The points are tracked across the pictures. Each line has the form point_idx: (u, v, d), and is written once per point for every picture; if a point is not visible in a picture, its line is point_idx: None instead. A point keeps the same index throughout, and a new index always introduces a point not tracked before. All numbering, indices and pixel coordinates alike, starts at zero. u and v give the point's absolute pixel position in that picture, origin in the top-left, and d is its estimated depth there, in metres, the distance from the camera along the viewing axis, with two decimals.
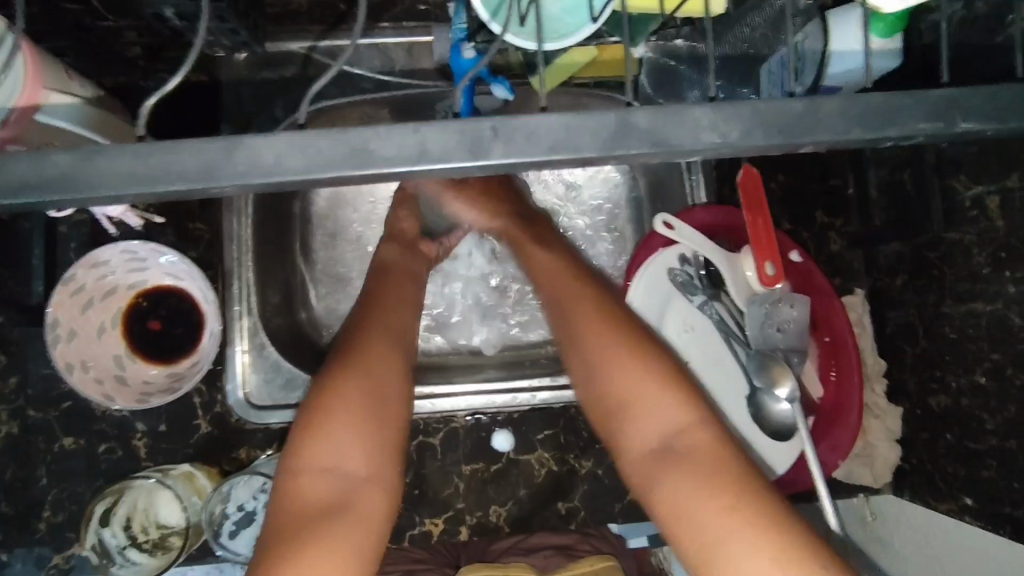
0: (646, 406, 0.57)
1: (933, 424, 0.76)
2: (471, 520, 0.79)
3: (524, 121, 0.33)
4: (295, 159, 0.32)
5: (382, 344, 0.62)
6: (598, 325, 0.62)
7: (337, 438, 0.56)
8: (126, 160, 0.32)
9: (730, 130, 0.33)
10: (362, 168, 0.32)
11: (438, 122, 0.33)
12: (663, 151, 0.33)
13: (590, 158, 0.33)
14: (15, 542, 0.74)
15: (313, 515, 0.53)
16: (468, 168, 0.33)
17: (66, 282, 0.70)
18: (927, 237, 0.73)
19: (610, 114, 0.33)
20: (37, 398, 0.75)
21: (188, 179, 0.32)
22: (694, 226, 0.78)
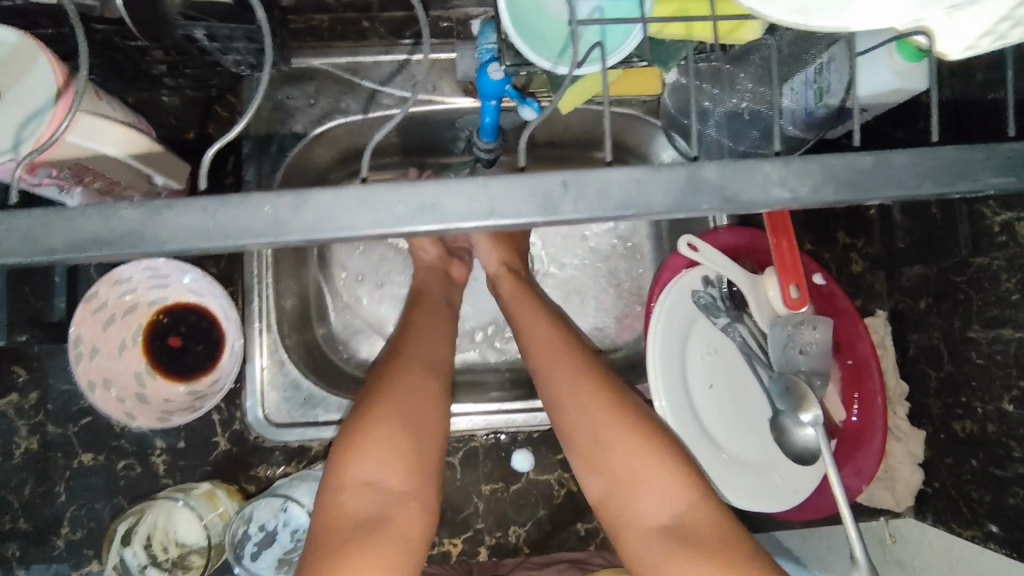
0: (652, 489, 0.60)
1: (958, 449, 0.75)
2: (490, 540, 0.79)
3: (594, 174, 0.33)
4: (361, 216, 0.33)
5: (416, 371, 0.64)
6: (596, 405, 0.64)
7: (372, 467, 0.58)
8: (196, 215, 0.32)
9: (802, 184, 0.33)
10: (431, 225, 0.33)
11: (507, 177, 0.33)
12: (732, 207, 0.33)
13: (657, 214, 0.33)
14: (33, 558, 0.74)
15: (355, 535, 0.55)
16: (536, 222, 0.33)
17: (89, 299, 0.70)
18: (953, 261, 0.73)
19: (678, 169, 0.33)
20: (56, 414, 0.75)
21: (257, 233, 0.32)
22: (718, 247, 0.77)
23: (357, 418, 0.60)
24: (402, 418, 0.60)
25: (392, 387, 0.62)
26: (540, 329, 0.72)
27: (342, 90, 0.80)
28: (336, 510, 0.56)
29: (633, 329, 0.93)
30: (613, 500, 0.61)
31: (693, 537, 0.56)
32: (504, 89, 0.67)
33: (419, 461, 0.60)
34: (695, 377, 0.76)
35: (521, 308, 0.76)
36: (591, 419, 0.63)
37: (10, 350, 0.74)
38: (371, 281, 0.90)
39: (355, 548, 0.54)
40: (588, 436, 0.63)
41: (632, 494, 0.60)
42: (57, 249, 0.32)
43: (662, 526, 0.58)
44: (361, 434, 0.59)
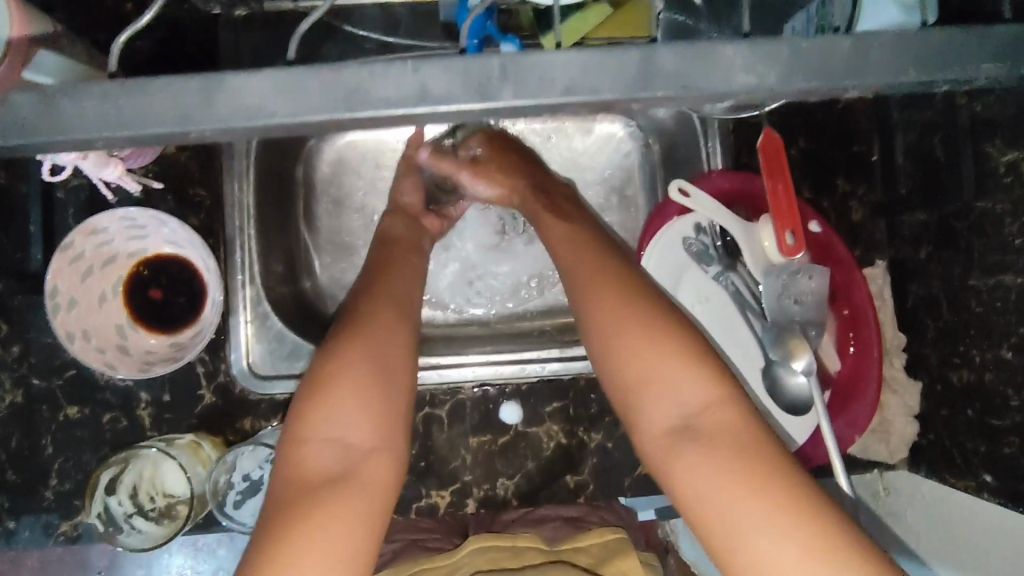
0: (662, 384, 0.56)
1: (954, 399, 0.73)
2: (477, 493, 0.79)
3: (534, 60, 0.34)
4: (278, 104, 0.34)
5: (382, 318, 0.63)
6: (631, 305, 0.60)
7: (335, 417, 0.56)
8: (95, 100, 0.34)
9: (767, 73, 0.34)
10: (361, 109, 0.33)
11: (439, 60, 0.33)
12: (693, 93, 0.34)
13: (610, 100, 0.34)
14: (22, 510, 0.74)
15: (317, 487, 0.53)
16: (473, 107, 0.34)
17: (63, 250, 0.69)
18: (956, 206, 0.70)
19: (633, 51, 0.34)
20: (40, 366, 0.75)
21: (162, 121, 0.34)
22: (710, 192, 0.74)
23: (319, 366, 0.58)
24: (365, 365, 0.58)
25: (357, 337, 0.60)
26: (569, 236, 0.71)
27: (321, 34, 0.77)
28: (300, 463, 0.54)
29: None
30: (625, 396, 0.59)
31: (705, 435, 0.53)
32: (485, 27, 0.63)
33: (384, 410, 0.58)
34: None
35: (552, 217, 0.74)
36: (607, 316, 0.61)
37: None
38: (359, 233, 0.89)
39: (312, 501, 0.52)
40: (601, 331, 0.61)
41: (641, 390, 0.58)
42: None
43: (675, 425, 0.56)
44: (324, 384, 0.57)
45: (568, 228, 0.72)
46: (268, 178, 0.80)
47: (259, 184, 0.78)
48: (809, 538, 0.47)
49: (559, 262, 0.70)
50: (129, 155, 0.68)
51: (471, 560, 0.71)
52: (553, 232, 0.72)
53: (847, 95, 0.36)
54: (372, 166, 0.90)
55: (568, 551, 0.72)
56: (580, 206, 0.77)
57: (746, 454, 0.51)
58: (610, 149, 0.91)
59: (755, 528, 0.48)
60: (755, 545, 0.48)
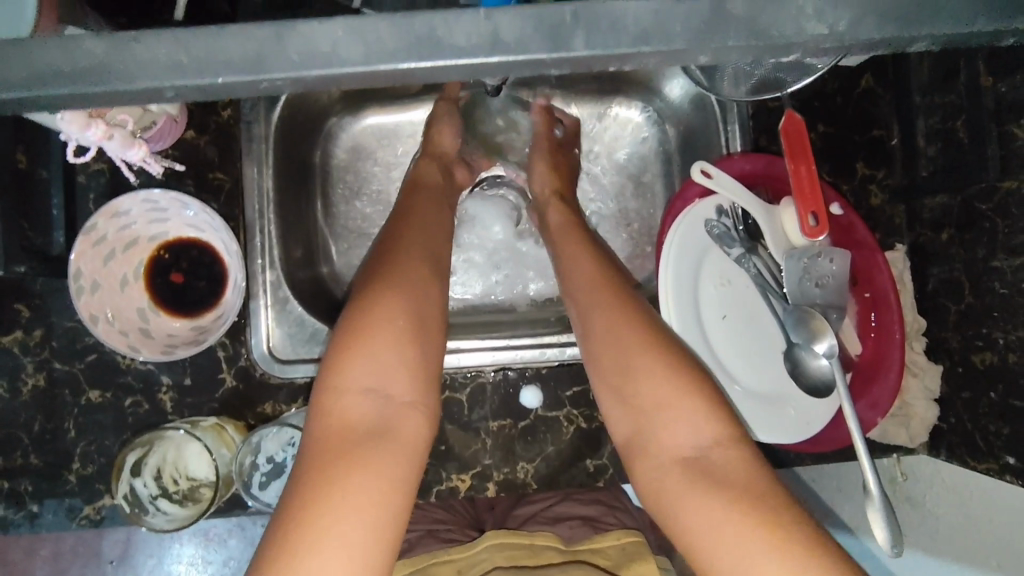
0: (677, 417, 0.56)
1: (977, 382, 0.73)
2: (498, 476, 0.78)
3: (605, 9, 0.33)
4: (353, 50, 0.33)
5: (416, 271, 0.62)
6: (638, 338, 0.60)
7: (375, 366, 0.56)
8: (167, 45, 0.33)
9: (839, 19, 0.33)
10: (431, 57, 0.33)
11: (511, 8, 0.33)
12: (764, 42, 0.33)
13: (681, 51, 0.33)
14: (45, 493, 0.74)
15: (359, 434, 0.53)
16: (548, 59, 0.33)
17: (87, 231, 0.69)
18: (980, 187, 0.70)
19: (704, 1, 0.33)
20: (62, 350, 0.75)
21: (234, 66, 0.33)
22: (732, 175, 0.74)
23: (353, 314, 0.58)
24: (404, 317, 0.58)
25: (394, 284, 0.60)
26: (574, 258, 0.69)
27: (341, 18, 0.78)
28: (339, 410, 0.54)
29: (643, 269, 0.91)
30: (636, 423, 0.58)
31: (717, 473, 0.53)
32: None
33: (420, 363, 0.58)
34: (708, 310, 0.74)
35: (572, 236, 0.73)
36: (625, 339, 0.60)
37: (11, 286, 0.74)
38: (377, 217, 0.89)
39: (355, 452, 0.52)
40: (615, 355, 0.59)
41: (654, 421, 0.56)
42: (22, 82, 0.33)
43: (685, 458, 0.55)
44: (364, 329, 0.57)
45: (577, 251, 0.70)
46: (287, 160, 0.80)
47: (280, 166, 0.78)
48: None
49: (566, 281, 0.68)
50: (151, 136, 0.70)
51: (488, 557, 0.70)
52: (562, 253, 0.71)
53: (917, 48, 0.35)
54: (388, 151, 0.90)
55: (589, 552, 0.70)
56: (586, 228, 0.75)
57: (756, 497, 0.51)
58: (627, 135, 0.91)
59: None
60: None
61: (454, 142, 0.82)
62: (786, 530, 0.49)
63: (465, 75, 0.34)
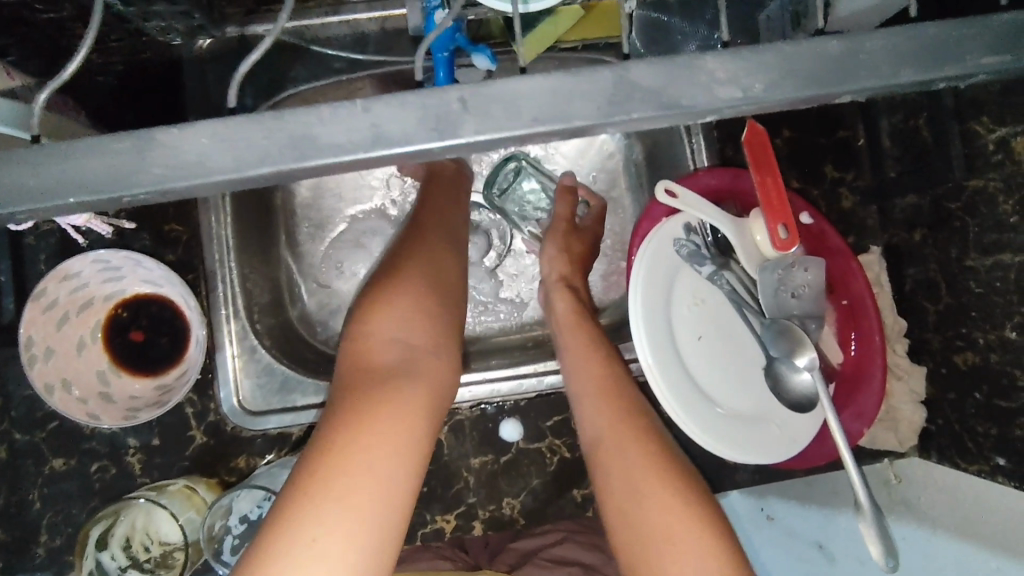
0: (683, 558, 0.52)
1: (961, 383, 0.72)
2: (483, 514, 0.76)
3: (499, 90, 0.33)
4: (221, 156, 0.33)
5: (439, 244, 0.64)
6: (647, 452, 0.58)
7: (401, 317, 0.57)
8: (26, 170, 0.33)
9: (753, 82, 0.33)
10: (309, 157, 0.32)
11: (391, 97, 0.32)
12: (677, 112, 0.33)
13: (583, 126, 0.33)
14: (12, 570, 0.71)
15: (385, 374, 0.53)
16: (433, 146, 0.33)
17: (35, 298, 0.66)
18: (947, 187, 0.69)
19: (606, 73, 0.32)
20: (21, 420, 0.72)
21: (93, 184, 0.33)
22: (698, 191, 0.73)
23: (381, 278, 0.59)
24: (430, 276, 0.60)
25: (418, 253, 0.62)
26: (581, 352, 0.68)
27: (288, 56, 0.77)
28: (366, 355, 0.54)
29: (618, 286, 0.90)
30: (638, 563, 0.54)
31: None
32: (455, 37, 0.61)
33: (441, 322, 0.59)
34: (683, 329, 0.72)
35: (580, 342, 0.69)
36: (642, 470, 0.57)
37: None
38: (346, 252, 0.88)
39: (383, 392, 0.52)
40: (628, 487, 0.57)
41: (657, 551, 0.53)
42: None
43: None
44: (391, 287, 0.58)
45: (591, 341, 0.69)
46: (246, 202, 0.78)
47: (240, 211, 0.77)
48: None
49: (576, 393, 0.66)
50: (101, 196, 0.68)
51: None
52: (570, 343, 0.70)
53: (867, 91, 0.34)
54: (351, 185, 0.88)
55: None
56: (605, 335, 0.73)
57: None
58: (593, 152, 0.90)
59: None
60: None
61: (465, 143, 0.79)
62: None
63: (350, 168, 0.33)
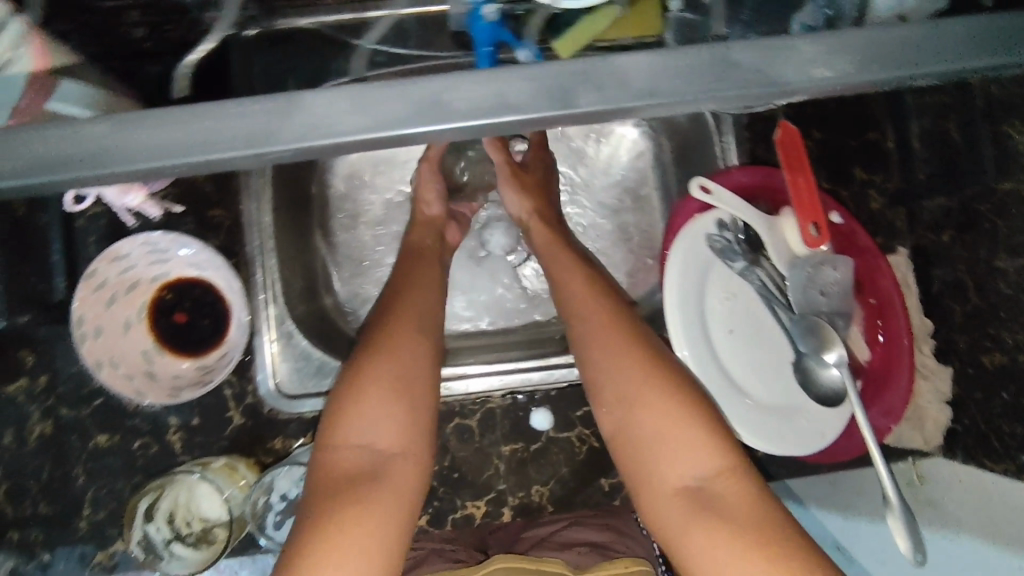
0: (677, 449, 0.56)
1: (988, 383, 0.73)
2: (512, 501, 0.78)
3: (610, 64, 0.34)
4: (356, 119, 0.34)
5: (408, 329, 0.65)
6: (634, 356, 0.61)
7: (367, 420, 0.58)
8: (179, 128, 0.34)
9: (843, 63, 0.34)
10: (442, 122, 0.34)
11: (515, 70, 0.34)
12: (771, 88, 0.34)
13: (688, 99, 0.34)
14: (57, 541, 0.73)
15: (349, 485, 0.55)
16: (555, 115, 0.34)
17: (87, 277, 0.70)
18: (977, 189, 0.70)
19: (709, 50, 0.34)
20: (67, 396, 0.75)
21: (243, 142, 0.34)
22: (731, 188, 0.74)
23: (347, 379, 0.61)
24: (396, 370, 0.61)
25: (384, 349, 0.62)
26: (568, 270, 0.70)
27: (330, 49, 0.79)
28: (335, 467, 0.57)
29: (646, 283, 0.91)
30: (635, 456, 0.58)
31: (718, 505, 0.53)
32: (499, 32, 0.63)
33: (412, 416, 0.60)
34: (715, 323, 0.74)
35: (561, 257, 0.72)
36: (629, 374, 0.60)
37: (16, 334, 0.74)
38: (379, 242, 0.89)
39: (349, 500, 0.54)
40: (617, 389, 0.60)
41: (655, 451, 0.57)
42: (40, 170, 0.34)
43: (687, 490, 0.55)
44: (354, 391, 0.60)
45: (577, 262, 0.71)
46: (285, 190, 0.80)
47: (280, 199, 0.78)
48: None
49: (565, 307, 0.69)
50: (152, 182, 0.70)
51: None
52: (559, 264, 0.72)
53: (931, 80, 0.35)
54: (385, 176, 0.89)
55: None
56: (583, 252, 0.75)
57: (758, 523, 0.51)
58: (623, 150, 0.92)
59: None
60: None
61: (439, 204, 0.81)
62: (793, 554, 0.49)
63: (467, 134, 0.35)
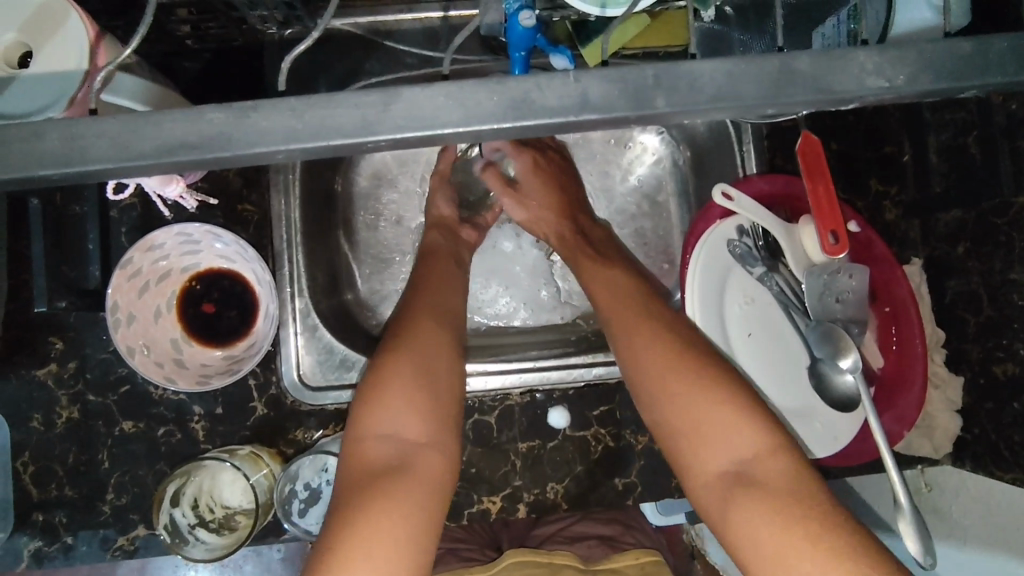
0: (712, 436, 0.58)
1: (1000, 393, 0.74)
2: (528, 497, 0.79)
3: (683, 69, 0.35)
4: (453, 113, 0.34)
5: (429, 326, 0.67)
6: (669, 351, 0.63)
7: (391, 412, 0.60)
8: (284, 115, 0.34)
9: (897, 74, 0.35)
10: (526, 118, 0.35)
11: (598, 71, 0.35)
12: (824, 96, 0.35)
13: (752, 104, 0.35)
14: (80, 525, 0.75)
15: (378, 474, 0.57)
16: (630, 117, 0.35)
17: (124, 266, 0.70)
18: (994, 202, 0.71)
19: (772, 59, 0.35)
20: (95, 382, 0.76)
21: (345, 133, 0.34)
22: (752, 195, 0.76)
23: (370, 374, 0.62)
24: (418, 365, 0.63)
25: (406, 345, 0.64)
26: (611, 280, 0.73)
27: (362, 51, 0.80)
28: (362, 458, 0.58)
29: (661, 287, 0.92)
30: (678, 447, 0.61)
31: (762, 488, 0.55)
32: (535, 37, 0.64)
33: (436, 408, 0.62)
34: (733, 326, 0.76)
35: (592, 265, 0.76)
36: (656, 365, 0.63)
37: (47, 319, 0.75)
38: (401, 241, 0.91)
39: (378, 489, 0.55)
40: (653, 387, 0.62)
41: (696, 441, 0.59)
42: (146, 153, 0.34)
43: (727, 476, 0.57)
44: (377, 385, 0.61)
45: (616, 275, 0.74)
46: (312, 186, 0.82)
47: (307, 195, 0.80)
48: None
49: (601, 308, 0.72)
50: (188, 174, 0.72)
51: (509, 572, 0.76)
52: (598, 278, 0.75)
53: (968, 95, 0.37)
54: (408, 176, 0.91)
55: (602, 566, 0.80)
56: (624, 257, 0.79)
57: (797, 498, 0.53)
58: (642, 157, 0.93)
59: None
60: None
61: (450, 207, 0.84)
62: (831, 528, 0.51)
63: (546, 132, 0.36)
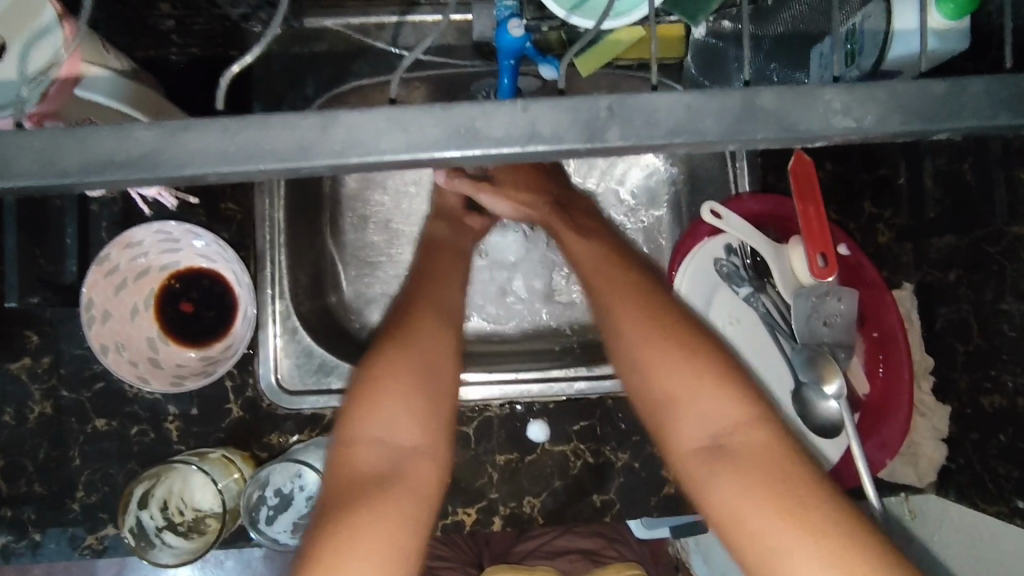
0: (688, 399, 0.57)
1: (986, 423, 0.73)
2: (504, 510, 0.78)
3: (640, 101, 0.34)
4: (394, 138, 0.33)
5: (424, 324, 0.65)
6: (642, 314, 0.62)
7: (382, 418, 0.58)
8: (217, 136, 0.33)
9: (866, 113, 0.34)
10: (470, 147, 0.34)
11: (550, 100, 0.34)
12: (791, 135, 0.34)
13: (712, 140, 0.34)
14: (48, 522, 0.73)
15: (368, 481, 0.55)
16: (580, 148, 0.34)
17: (100, 263, 0.70)
18: (987, 231, 0.70)
19: (736, 93, 0.34)
20: (69, 378, 0.75)
21: (282, 155, 0.33)
22: (742, 215, 0.75)
23: (361, 380, 0.60)
24: (413, 366, 0.61)
25: (404, 344, 0.62)
26: (587, 250, 0.72)
27: (352, 51, 0.80)
28: (353, 462, 0.57)
29: None
30: (653, 417, 0.60)
31: (735, 453, 0.54)
32: (524, 47, 0.63)
33: (429, 409, 0.60)
34: None
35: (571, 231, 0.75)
36: (638, 330, 0.61)
37: (23, 312, 0.74)
38: (387, 244, 0.89)
39: (372, 496, 0.54)
40: (635, 357, 0.60)
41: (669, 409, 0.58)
42: (79, 169, 0.33)
43: (701, 444, 0.56)
44: (370, 389, 0.59)
45: (589, 244, 0.72)
46: (298, 187, 0.80)
47: (293, 195, 0.79)
48: (830, 550, 0.47)
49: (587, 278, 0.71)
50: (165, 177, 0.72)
51: None
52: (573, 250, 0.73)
53: (940, 137, 0.35)
54: (395, 178, 0.90)
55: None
56: (602, 223, 0.77)
57: (771, 466, 0.52)
58: (636, 168, 0.92)
59: (799, 556, 0.48)
60: (792, 557, 0.48)
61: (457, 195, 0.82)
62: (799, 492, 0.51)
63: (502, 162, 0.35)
